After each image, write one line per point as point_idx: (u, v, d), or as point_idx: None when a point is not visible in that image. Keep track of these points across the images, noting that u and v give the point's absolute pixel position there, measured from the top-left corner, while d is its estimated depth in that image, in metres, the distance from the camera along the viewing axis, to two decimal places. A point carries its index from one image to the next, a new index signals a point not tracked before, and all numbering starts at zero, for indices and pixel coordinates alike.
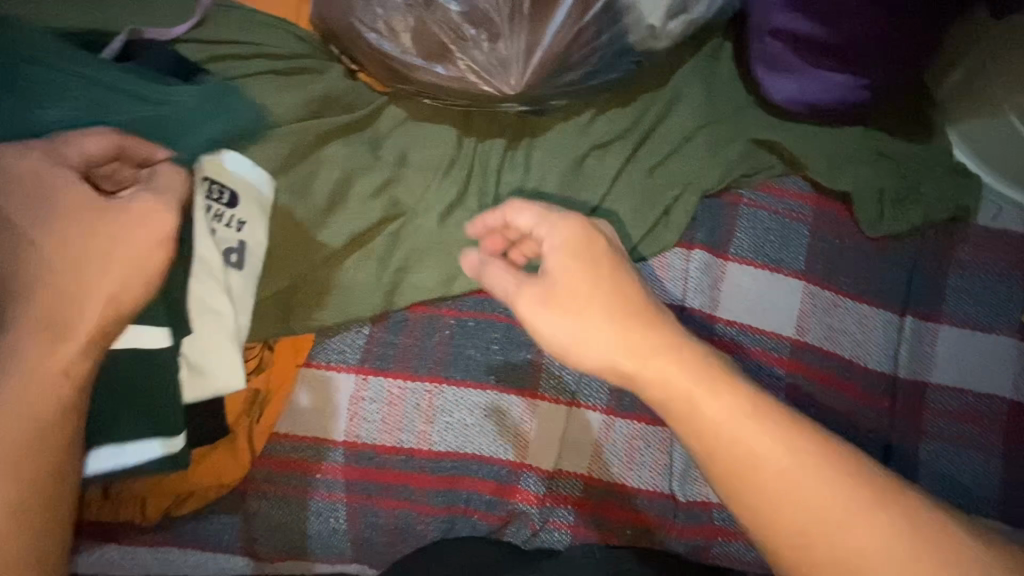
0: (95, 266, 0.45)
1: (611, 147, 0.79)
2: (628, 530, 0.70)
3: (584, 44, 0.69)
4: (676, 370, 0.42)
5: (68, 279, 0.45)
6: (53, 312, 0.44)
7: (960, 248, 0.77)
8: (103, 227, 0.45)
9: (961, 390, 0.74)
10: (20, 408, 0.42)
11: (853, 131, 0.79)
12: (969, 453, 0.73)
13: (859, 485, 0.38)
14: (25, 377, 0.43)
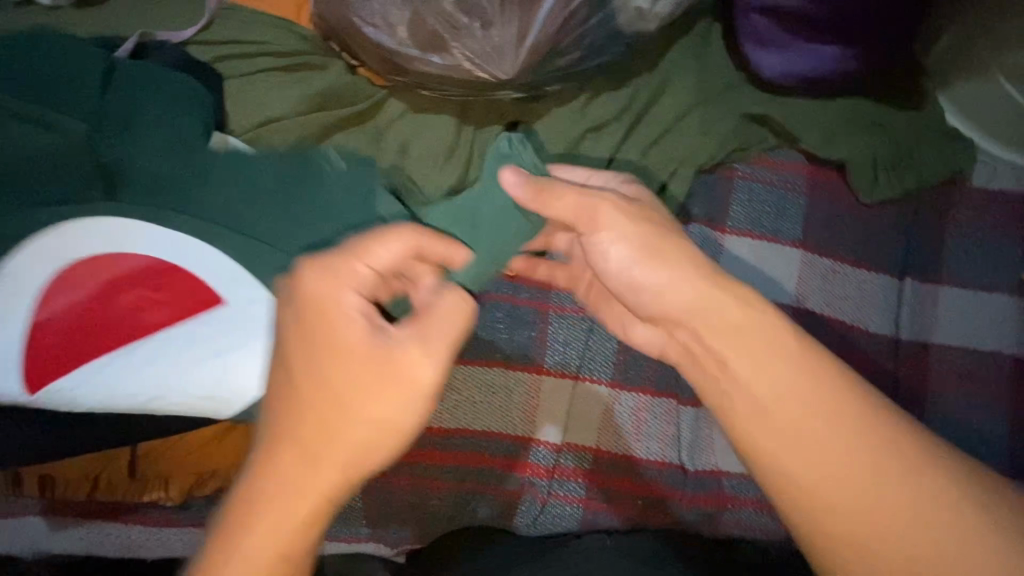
0: (348, 427, 0.46)
1: (607, 129, 0.81)
2: (639, 500, 0.72)
3: (575, 27, 0.71)
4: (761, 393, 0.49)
5: (328, 436, 0.46)
6: (311, 469, 0.45)
7: (955, 211, 0.78)
8: (370, 386, 0.46)
9: (966, 349, 0.75)
10: (261, 555, 0.44)
11: (843, 102, 0.80)
12: (975, 411, 0.74)
13: (898, 454, 0.46)
14: (269, 527, 0.44)
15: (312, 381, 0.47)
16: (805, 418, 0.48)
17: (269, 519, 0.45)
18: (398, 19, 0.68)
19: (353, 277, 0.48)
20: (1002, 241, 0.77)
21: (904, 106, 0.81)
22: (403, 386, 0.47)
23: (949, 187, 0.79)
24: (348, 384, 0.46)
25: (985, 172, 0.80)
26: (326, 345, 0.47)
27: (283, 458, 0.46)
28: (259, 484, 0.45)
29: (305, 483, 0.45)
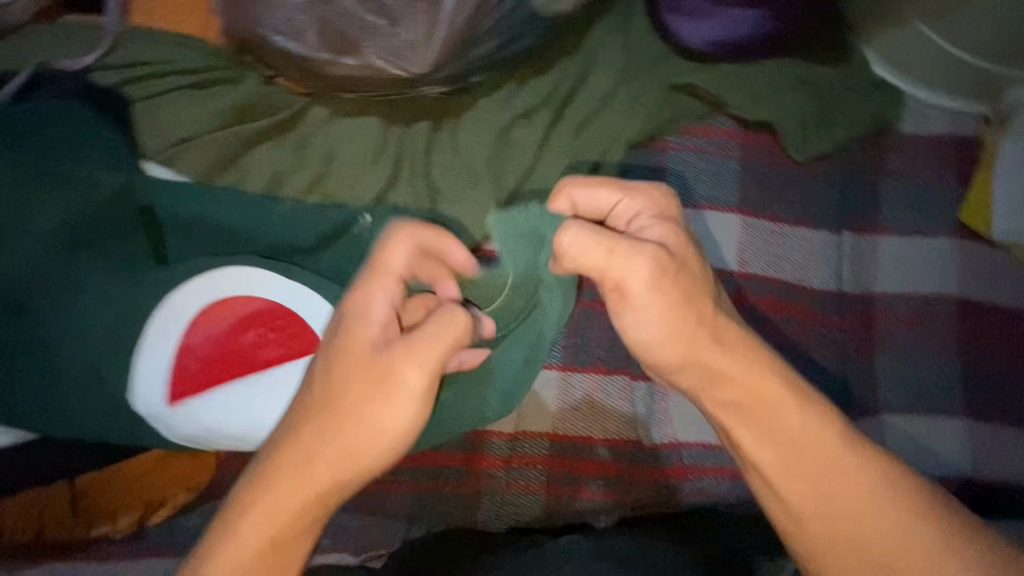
0: (348, 427, 0.45)
1: (535, 114, 0.81)
2: (600, 479, 0.72)
3: (487, 15, 0.71)
4: (776, 425, 0.47)
5: (329, 430, 0.45)
6: (306, 464, 0.45)
7: (887, 160, 0.79)
8: (377, 396, 0.45)
9: (910, 296, 0.75)
10: (240, 550, 0.43)
11: (766, 65, 0.81)
12: (924, 356, 0.75)
13: (909, 506, 0.46)
14: (255, 521, 0.44)
15: (324, 404, 0.46)
16: (809, 473, 0.46)
17: (258, 508, 0.44)
18: (305, 25, 0.67)
19: (384, 283, 0.48)
20: (936, 185, 0.78)
21: (826, 63, 0.82)
22: (407, 395, 0.45)
23: (879, 136, 0.80)
24: (346, 414, 0.46)
25: (914, 119, 0.81)
26: (336, 374, 0.46)
27: (271, 497, 0.45)
28: (249, 519, 0.44)
29: (296, 476, 0.45)
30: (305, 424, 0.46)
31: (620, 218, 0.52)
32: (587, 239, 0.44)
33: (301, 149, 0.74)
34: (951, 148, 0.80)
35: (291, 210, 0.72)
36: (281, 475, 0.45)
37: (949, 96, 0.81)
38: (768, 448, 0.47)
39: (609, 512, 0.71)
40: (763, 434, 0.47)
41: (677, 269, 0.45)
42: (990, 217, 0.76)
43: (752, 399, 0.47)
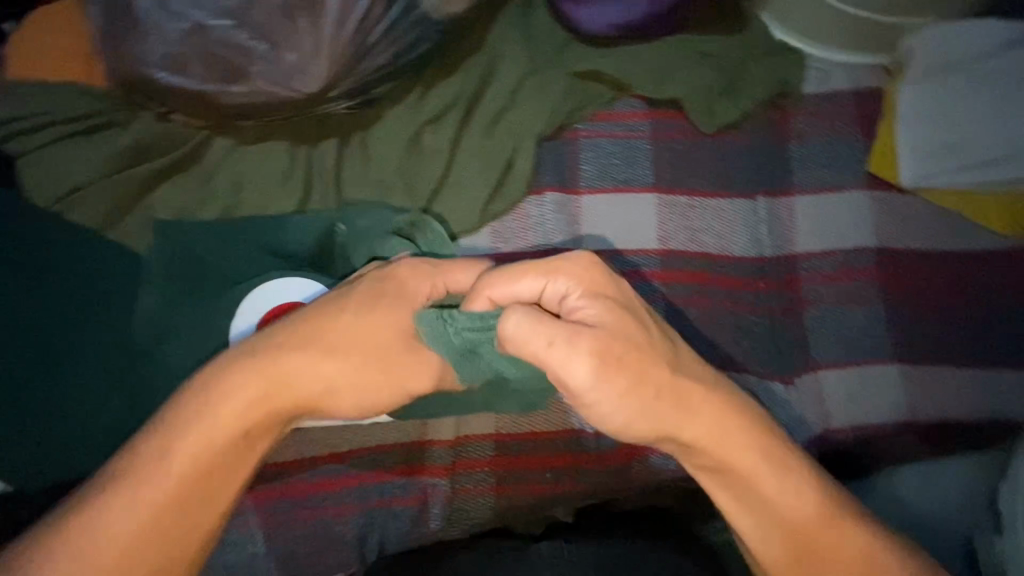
0: (348, 353, 0.58)
1: (445, 118, 0.80)
2: (549, 473, 0.72)
3: (375, 27, 0.70)
4: (734, 462, 0.55)
5: (331, 349, 0.58)
6: (299, 372, 0.56)
7: (796, 121, 0.80)
8: (389, 353, 0.59)
9: (831, 252, 0.77)
10: (230, 422, 0.53)
11: (667, 43, 0.82)
12: (851, 308, 0.76)
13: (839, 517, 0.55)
14: (247, 399, 0.54)
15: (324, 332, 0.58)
16: (772, 514, 0.55)
17: (252, 391, 0.55)
18: (187, 57, 0.65)
19: (429, 279, 0.62)
20: (843, 140, 0.79)
21: (726, 34, 0.82)
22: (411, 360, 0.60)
23: (783, 100, 0.81)
24: (347, 356, 0.58)
25: (818, 77, 0.82)
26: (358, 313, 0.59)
27: (260, 378, 0.55)
28: (238, 387, 0.54)
29: (291, 375, 0.56)
30: (313, 330, 0.58)
31: (549, 300, 0.55)
32: (532, 332, 0.47)
33: (208, 182, 0.74)
34: (855, 102, 0.81)
35: (210, 244, 0.74)
36: (272, 362, 0.56)
37: (849, 52, 0.82)
38: (732, 487, 0.56)
39: (562, 503, 0.72)
40: (725, 476, 0.56)
41: (616, 347, 0.50)
42: (897, 165, 0.77)
43: (714, 442, 0.54)
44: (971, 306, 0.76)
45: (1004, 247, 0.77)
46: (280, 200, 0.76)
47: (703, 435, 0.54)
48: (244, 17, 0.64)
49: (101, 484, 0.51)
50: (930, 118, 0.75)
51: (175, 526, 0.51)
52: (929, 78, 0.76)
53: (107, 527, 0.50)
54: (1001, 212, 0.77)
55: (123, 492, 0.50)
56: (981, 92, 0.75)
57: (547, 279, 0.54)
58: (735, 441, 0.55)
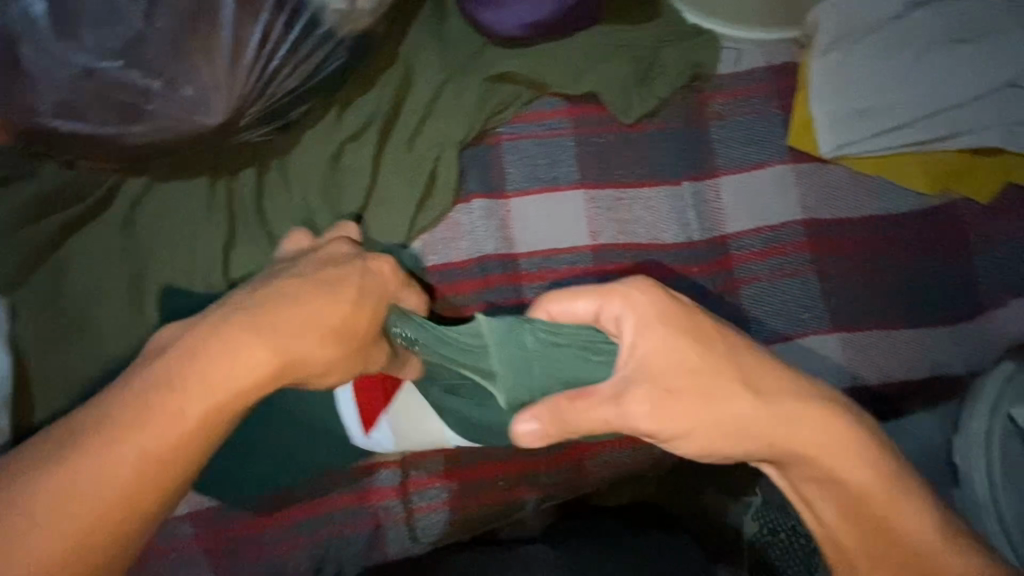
0: (347, 337, 0.54)
1: (364, 136, 0.80)
2: (501, 481, 0.73)
3: (275, 53, 0.69)
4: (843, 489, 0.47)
5: (336, 327, 0.53)
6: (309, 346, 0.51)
7: (714, 103, 0.80)
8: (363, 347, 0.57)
9: (758, 229, 0.77)
10: (233, 383, 0.47)
11: (581, 37, 0.81)
12: (785, 283, 0.77)
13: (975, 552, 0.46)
14: (255, 365, 0.48)
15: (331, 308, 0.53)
16: (872, 522, 0.47)
17: (257, 355, 0.48)
18: (81, 102, 0.63)
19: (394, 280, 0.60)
20: (762, 117, 0.80)
21: (639, 21, 0.82)
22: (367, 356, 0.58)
23: (700, 83, 0.81)
24: (341, 336, 0.53)
25: (732, 57, 0.82)
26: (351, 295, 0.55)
27: (265, 347, 0.48)
28: (240, 348, 0.48)
29: (303, 343, 0.50)
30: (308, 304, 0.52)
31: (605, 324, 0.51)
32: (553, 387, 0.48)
33: (126, 227, 0.73)
34: (769, 78, 0.81)
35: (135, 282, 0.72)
36: (269, 319, 0.50)
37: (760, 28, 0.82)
38: (840, 502, 0.47)
39: (520, 509, 0.73)
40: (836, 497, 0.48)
41: (669, 377, 0.47)
42: (815, 137, 0.77)
43: (831, 456, 0.47)
44: (901, 267, 0.77)
45: (926, 206, 0.78)
46: (203, 236, 0.74)
47: (809, 445, 0.46)
48: (133, 58, 0.62)
49: (144, 417, 0.44)
50: (839, 86, 0.76)
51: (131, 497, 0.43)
52: (836, 47, 0.77)
53: (70, 481, 0.41)
54: (921, 172, 0.77)
55: (102, 445, 0.43)
56: (885, 56, 0.76)
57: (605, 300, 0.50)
58: (839, 457, 0.47)
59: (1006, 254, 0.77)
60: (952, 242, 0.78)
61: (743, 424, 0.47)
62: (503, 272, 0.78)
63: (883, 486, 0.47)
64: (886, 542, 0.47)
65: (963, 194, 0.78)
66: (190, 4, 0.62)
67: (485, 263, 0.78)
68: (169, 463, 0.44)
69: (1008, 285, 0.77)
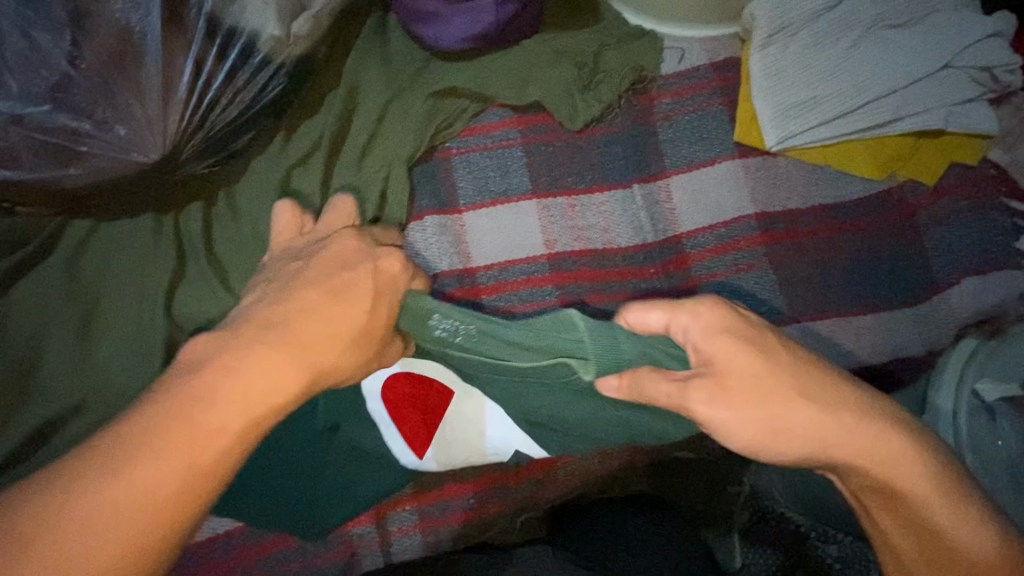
0: (355, 343, 0.51)
1: (311, 159, 0.79)
2: (471, 499, 0.75)
3: (211, 84, 0.69)
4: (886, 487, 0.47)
5: (345, 329, 0.50)
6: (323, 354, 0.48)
7: (658, 103, 0.81)
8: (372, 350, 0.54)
9: (710, 226, 0.78)
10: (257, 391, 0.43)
11: (524, 45, 0.80)
12: (743, 278, 0.77)
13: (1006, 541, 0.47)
14: (272, 372, 0.44)
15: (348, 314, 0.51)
16: (913, 516, 0.47)
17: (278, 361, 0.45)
18: (11, 148, 0.62)
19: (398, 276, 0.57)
20: (707, 114, 0.80)
21: (582, 26, 0.82)
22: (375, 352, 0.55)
23: (644, 85, 0.82)
24: (361, 342, 0.51)
25: (676, 56, 0.83)
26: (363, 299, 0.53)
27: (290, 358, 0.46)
28: (269, 360, 0.45)
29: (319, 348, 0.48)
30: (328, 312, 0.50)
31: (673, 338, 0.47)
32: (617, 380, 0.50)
33: (72, 270, 0.72)
34: (713, 75, 0.82)
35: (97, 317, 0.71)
36: (292, 328, 0.48)
37: (701, 26, 0.83)
38: (882, 498, 0.48)
39: (493, 522, 0.75)
40: (886, 499, 0.47)
41: (728, 382, 0.45)
42: (761, 130, 0.78)
43: (870, 461, 0.46)
44: (856, 253, 0.78)
45: (876, 191, 0.79)
46: (153, 276, 0.73)
47: (857, 451, 0.46)
48: (61, 101, 0.63)
49: (168, 438, 0.39)
50: (780, 79, 0.77)
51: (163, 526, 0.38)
52: (774, 40, 0.78)
53: (92, 511, 0.37)
54: (866, 158, 0.78)
55: (136, 457, 0.38)
56: (824, 45, 0.77)
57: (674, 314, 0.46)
58: (888, 458, 0.46)
59: (956, 232, 0.78)
60: (903, 224, 0.79)
61: (802, 435, 0.46)
62: (462, 288, 0.78)
63: (928, 487, 0.47)
64: (931, 539, 0.47)
65: (910, 177, 0.79)
66: (116, 42, 0.64)
67: (441, 281, 0.77)
68: (205, 486, 0.40)
69: (961, 263, 0.78)
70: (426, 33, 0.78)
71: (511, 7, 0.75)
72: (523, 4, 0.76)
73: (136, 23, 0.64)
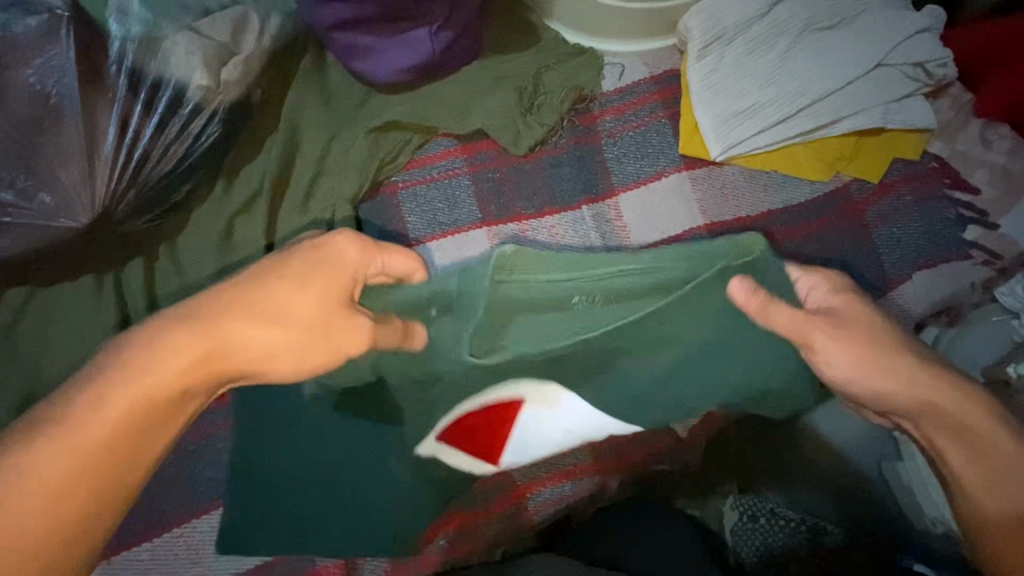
0: (279, 321, 0.47)
1: (254, 206, 0.76)
2: (444, 537, 0.74)
3: (135, 141, 0.68)
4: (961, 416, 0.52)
5: (262, 311, 0.47)
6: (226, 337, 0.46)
7: (602, 122, 0.81)
8: (321, 328, 0.49)
9: (661, 236, 0.78)
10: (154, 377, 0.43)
11: (464, 73, 0.79)
12: None
13: None
14: (168, 357, 0.44)
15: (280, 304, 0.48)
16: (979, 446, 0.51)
17: (183, 347, 0.44)
18: None
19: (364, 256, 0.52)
20: (650, 129, 0.81)
21: (523, 47, 0.81)
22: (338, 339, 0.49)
23: (586, 105, 0.82)
24: (299, 323, 0.48)
25: (617, 71, 0.83)
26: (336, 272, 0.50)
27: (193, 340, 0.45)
28: (167, 348, 0.44)
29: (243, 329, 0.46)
30: (258, 293, 0.48)
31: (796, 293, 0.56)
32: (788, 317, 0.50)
33: (9, 341, 0.70)
34: (656, 88, 0.82)
35: (37, 386, 0.69)
36: (205, 312, 0.46)
37: (639, 40, 0.83)
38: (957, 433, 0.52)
39: (471, 558, 0.74)
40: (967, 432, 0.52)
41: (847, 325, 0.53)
42: (704, 142, 0.79)
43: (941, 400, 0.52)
44: (808, 255, 0.78)
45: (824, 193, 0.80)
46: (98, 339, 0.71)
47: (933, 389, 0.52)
48: None
49: (72, 420, 0.41)
50: (718, 89, 0.77)
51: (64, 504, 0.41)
52: (711, 51, 0.79)
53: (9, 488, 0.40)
54: (809, 161, 0.79)
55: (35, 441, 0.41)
56: (760, 53, 0.78)
57: (805, 276, 0.56)
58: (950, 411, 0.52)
59: (903, 228, 0.79)
60: (853, 224, 0.79)
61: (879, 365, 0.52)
62: None
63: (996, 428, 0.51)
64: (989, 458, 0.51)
65: (856, 176, 0.80)
66: (32, 112, 0.64)
67: None
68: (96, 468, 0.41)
69: (912, 258, 0.79)
70: (362, 68, 0.76)
71: (446, 36, 0.73)
72: (459, 32, 0.75)
73: (52, 87, 0.65)
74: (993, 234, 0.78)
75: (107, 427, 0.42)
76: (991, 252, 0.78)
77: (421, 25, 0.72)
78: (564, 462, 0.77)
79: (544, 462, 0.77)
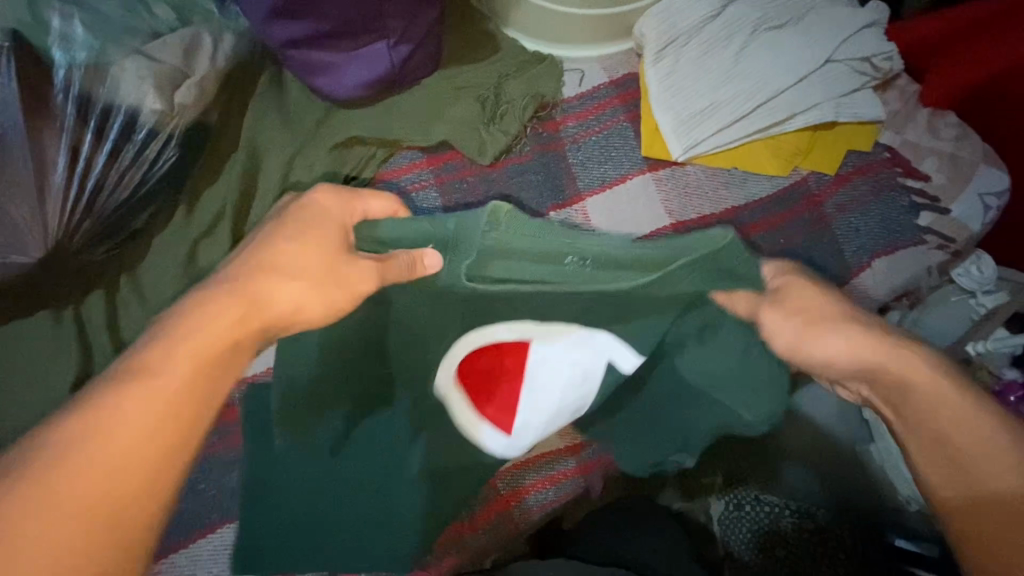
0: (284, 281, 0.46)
1: (217, 228, 0.75)
2: (431, 552, 0.73)
3: (88, 171, 0.66)
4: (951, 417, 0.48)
5: (261, 267, 0.46)
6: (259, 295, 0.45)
7: (565, 128, 0.82)
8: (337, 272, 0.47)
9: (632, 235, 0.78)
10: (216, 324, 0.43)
11: (424, 85, 0.80)
12: None
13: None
14: (224, 306, 0.44)
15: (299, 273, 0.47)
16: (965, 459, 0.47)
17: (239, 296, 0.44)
18: None
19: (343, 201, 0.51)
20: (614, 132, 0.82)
21: (482, 57, 0.81)
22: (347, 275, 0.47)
23: (548, 112, 0.82)
24: (313, 279, 0.47)
25: (577, 78, 0.84)
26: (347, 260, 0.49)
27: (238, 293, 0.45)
28: (217, 309, 0.43)
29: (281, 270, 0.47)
30: (282, 251, 0.47)
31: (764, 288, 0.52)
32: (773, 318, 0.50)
33: None
34: (616, 92, 0.83)
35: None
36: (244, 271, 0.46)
37: (597, 46, 0.84)
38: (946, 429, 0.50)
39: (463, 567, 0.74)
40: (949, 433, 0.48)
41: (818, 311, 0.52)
42: (665, 142, 0.80)
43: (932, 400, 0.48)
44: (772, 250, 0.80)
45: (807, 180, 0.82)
46: (60, 380, 0.68)
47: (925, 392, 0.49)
48: None
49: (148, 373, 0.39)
50: (676, 91, 0.79)
51: (129, 494, 0.36)
52: (666, 54, 0.80)
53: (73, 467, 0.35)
54: (766, 158, 0.81)
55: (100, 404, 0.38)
56: (715, 53, 0.79)
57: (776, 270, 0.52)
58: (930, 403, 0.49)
59: (862, 218, 0.81)
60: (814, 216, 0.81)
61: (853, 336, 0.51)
62: None
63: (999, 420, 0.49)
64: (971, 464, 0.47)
65: (813, 169, 0.82)
66: None
67: None
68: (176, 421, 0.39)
69: (872, 245, 0.81)
70: (320, 84, 0.75)
71: (403, 49, 0.73)
72: (417, 44, 0.74)
73: None
74: (945, 219, 0.81)
75: (176, 391, 0.39)
76: (945, 237, 0.80)
77: (377, 39, 0.72)
78: (548, 466, 0.77)
79: (526, 468, 0.76)
